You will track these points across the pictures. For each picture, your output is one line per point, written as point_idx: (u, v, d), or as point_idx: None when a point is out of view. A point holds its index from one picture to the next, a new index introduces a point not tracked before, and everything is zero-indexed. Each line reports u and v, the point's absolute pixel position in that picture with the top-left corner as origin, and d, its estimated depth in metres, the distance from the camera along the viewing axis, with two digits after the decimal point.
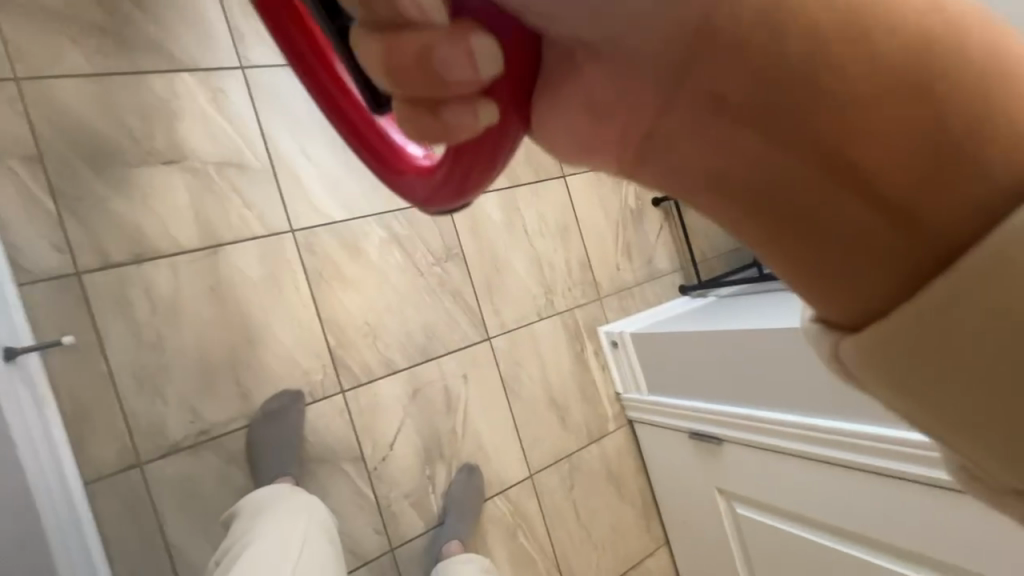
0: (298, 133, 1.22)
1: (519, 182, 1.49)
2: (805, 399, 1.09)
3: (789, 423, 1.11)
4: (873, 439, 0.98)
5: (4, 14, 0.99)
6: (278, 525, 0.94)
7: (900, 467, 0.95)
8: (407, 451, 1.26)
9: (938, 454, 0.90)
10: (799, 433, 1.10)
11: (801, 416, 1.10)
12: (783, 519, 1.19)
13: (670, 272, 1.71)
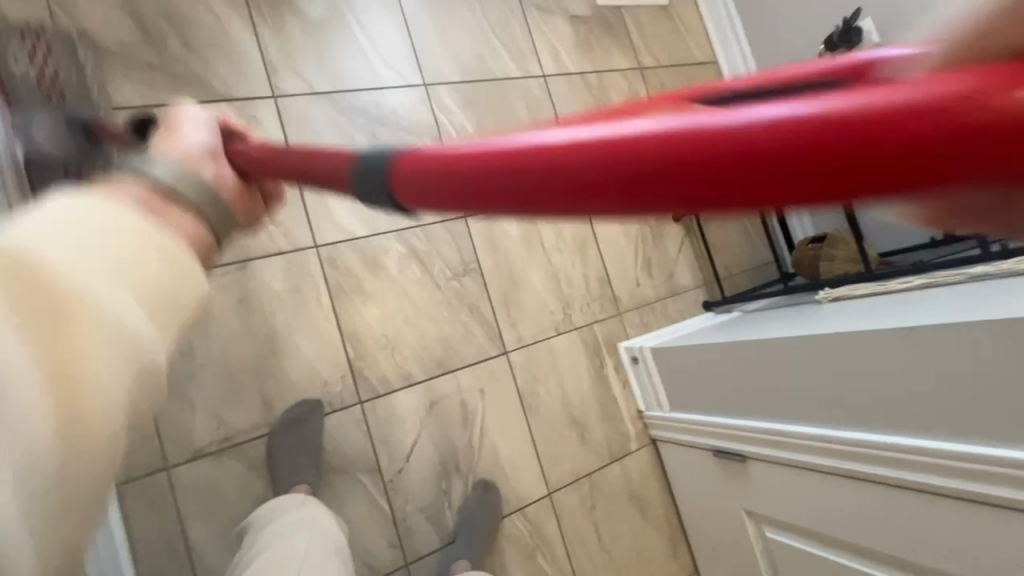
0: None
1: None
2: (834, 412, 1.03)
3: (817, 438, 1.06)
4: (907, 453, 0.91)
5: None
6: (302, 530, 0.97)
7: (939, 482, 0.88)
8: (423, 464, 1.26)
9: (975, 465, 0.83)
10: (827, 448, 1.04)
11: (829, 429, 1.05)
12: (817, 545, 1.11)
13: (694, 287, 1.67)
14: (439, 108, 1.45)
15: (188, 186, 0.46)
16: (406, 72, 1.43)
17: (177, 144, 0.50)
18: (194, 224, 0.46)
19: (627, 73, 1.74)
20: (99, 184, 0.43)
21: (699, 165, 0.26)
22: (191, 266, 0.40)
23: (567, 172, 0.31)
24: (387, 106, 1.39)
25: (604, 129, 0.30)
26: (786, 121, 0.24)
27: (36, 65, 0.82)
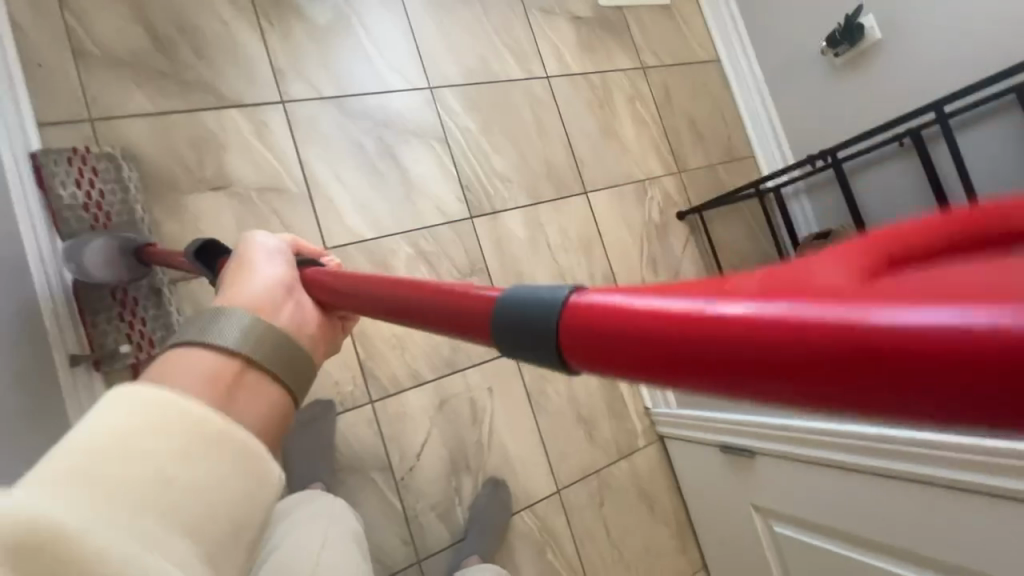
0: (332, 160, 1.32)
1: (542, 199, 1.53)
2: None
3: (823, 432, 1.07)
4: (913, 446, 0.92)
5: (84, 62, 1.13)
6: (320, 517, 0.99)
7: (946, 474, 0.89)
8: (433, 462, 1.28)
9: (981, 457, 0.84)
10: (834, 442, 1.05)
11: (835, 423, 1.06)
12: (825, 538, 1.12)
13: None
14: (444, 111, 1.47)
15: (255, 347, 0.49)
16: (411, 76, 1.45)
17: (254, 289, 0.57)
18: (277, 392, 0.50)
19: (630, 73, 1.75)
20: (178, 354, 0.47)
21: (763, 363, 0.24)
22: (253, 449, 0.43)
23: (634, 346, 0.29)
24: (393, 109, 1.41)
25: (666, 303, 0.28)
26: (844, 325, 0.21)
27: (84, 190, 1.04)
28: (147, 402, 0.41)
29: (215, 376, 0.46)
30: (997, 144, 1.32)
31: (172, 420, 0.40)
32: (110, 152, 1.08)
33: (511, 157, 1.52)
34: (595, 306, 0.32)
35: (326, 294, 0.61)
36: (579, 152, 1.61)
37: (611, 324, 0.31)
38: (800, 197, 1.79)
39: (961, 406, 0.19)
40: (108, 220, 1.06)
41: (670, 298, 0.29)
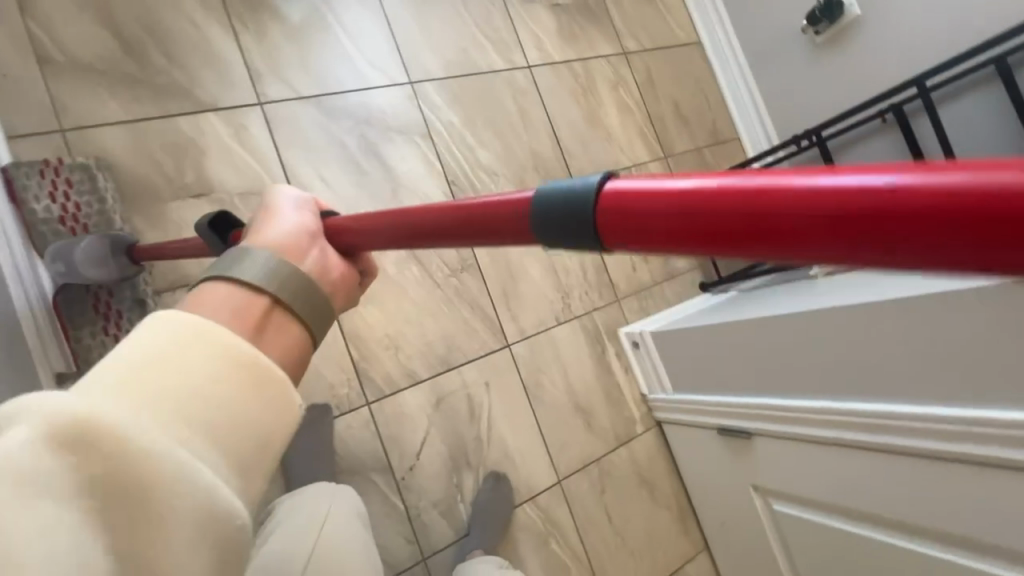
0: (315, 161, 1.29)
1: (529, 191, 1.52)
2: (836, 385, 1.05)
3: (820, 410, 1.08)
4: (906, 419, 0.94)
5: (51, 71, 1.09)
6: (320, 496, 0.97)
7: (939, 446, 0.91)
8: (433, 459, 1.27)
9: (975, 428, 0.86)
10: (831, 419, 1.06)
11: (832, 401, 1.07)
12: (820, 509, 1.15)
13: (690, 270, 1.69)
14: (426, 106, 1.45)
15: (278, 285, 0.53)
16: (391, 71, 1.42)
17: (281, 229, 0.61)
18: (300, 331, 0.53)
19: (612, 59, 1.73)
20: (213, 286, 0.51)
21: (822, 217, 0.31)
22: (275, 375, 0.45)
23: (705, 214, 0.36)
24: (374, 106, 1.38)
25: (724, 182, 0.35)
26: (895, 186, 0.28)
27: (59, 203, 1.03)
28: (173, 322, 0.44)
29: (244, 307, 0.50)
30: (977, 116, 1.33)
31: (195, 339, 0.43)
32: (83, 162, 1.06)
33: (496, 150, 1.50)
34: (670, 187, 0.38)
35: (350, 241, 0.66)
36: (564, 142, 1.60)
37: (687, 198, 0.37)
38: None
39: (972, 246, 0.26)
40: (87, 230, 1.04)
41: (741, 174, 0.35)
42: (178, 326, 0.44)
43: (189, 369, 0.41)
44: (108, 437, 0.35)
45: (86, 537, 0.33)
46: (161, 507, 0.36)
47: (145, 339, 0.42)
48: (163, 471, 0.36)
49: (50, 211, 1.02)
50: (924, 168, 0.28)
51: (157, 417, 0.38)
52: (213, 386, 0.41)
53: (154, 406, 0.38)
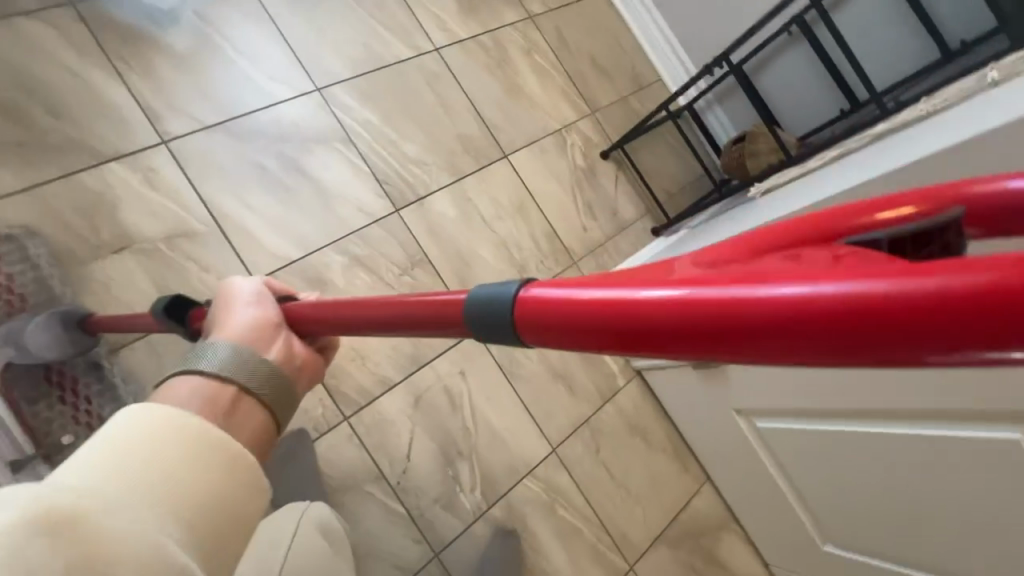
0: (236, 189, 1.25)
1: (463, 174, 1.50)
2: None
3: None
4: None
5: None
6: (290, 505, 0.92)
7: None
8: (424, 458, 1.27)
9: None
10: None
11: None
12: (810, 415, 1.19)
13: (639, 219, 1.70)
14: (340, 110, 1.41)
15: (238, 371, 0.52)
16: (295, 81, 1.37)
17: (238, 316, 0.60)
18: (261, 415, 0.52)
19: (519, 25, 1.71)
20: (172, 382, 0.50)
21: (802, 326, 0.29)
22: (248, 458, 0.46)
23: (678, 333, 0.34)
24: (285, 121, 1.34)
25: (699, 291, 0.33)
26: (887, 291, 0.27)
27: None
28: (155, 413, 0.44)
29: (213, 396, 0.50)
30: (872, 14, 1.37)
31: (178, 427, 0.44)
32: (7, 232, 1.03)
33: (421, 139, 1.48)
34: (636, 301, 0.36)
35: (313, 325, 0.65)
36: (488, 117, 1.57)
37: (658, 315, 0.35)
38: (713, 108, 1.81)
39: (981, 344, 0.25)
40: (23, 300, 1.02)
41: (703, 285, 0.33)
42: (158, 417, 0.44)
43: (171, 460, 0.42)
44: (76, 516, 0.35)
45: None
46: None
47: (126, 431, 0.42)
48: (137, 557, 0.36)
49: None
50: (893, 271, 0.27)
51: (133, 495, 0.38)
52: (196, 473, 0.42)
53: (137, 494, 0.39)
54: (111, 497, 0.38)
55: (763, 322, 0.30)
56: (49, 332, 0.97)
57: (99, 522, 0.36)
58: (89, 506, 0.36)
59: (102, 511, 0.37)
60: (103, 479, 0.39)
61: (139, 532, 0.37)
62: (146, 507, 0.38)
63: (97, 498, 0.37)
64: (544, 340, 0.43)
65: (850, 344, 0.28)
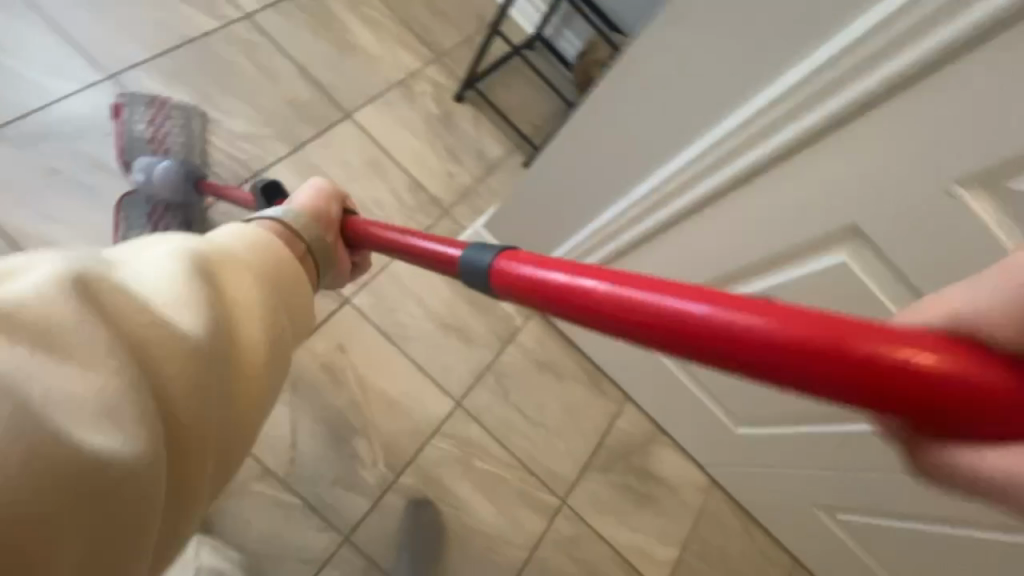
0: (27, 198, 1.10)
1: (303, 141, 1.39)
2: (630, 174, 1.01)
3: (621, 211, 1.05)
4: (681, 170, 0.93)
5: None
6: None
7: (715, 184, 0.91)
8: (314, 442, 1.19)
9: (747, 141, 0.84)
10: (631, 215, 1.04)
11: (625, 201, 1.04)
12: None
13: (508, 155, 1.64)
14: (142, 95, 1.27)
15: (300, 223, 0.65)
16: (81, 72, 1.23)
17: (307, 202, 0.75)
18: (310, 261, 0.64)
19: None
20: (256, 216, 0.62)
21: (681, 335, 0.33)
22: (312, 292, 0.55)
23: (597, 317, 0.39)
24: (77, 116, 1.19)
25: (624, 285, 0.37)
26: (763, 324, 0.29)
27: (150, 129, 1.20)
28: (253, 228, 0.51)
29: (288, 241, 0.62)
30: None
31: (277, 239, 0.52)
32: (178, 104, 1.25)
33: (247, 112, 1.36)
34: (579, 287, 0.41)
35: (360, 237, 0.81)
36: (320, 78, 1.47)
37: (586, 299, 0.40)
38: (562, 32, 1.77)
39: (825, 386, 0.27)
40: (169, 152, 1.20)
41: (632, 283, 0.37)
42: (257, 231, 0.51)
43: (274, 256, 0.49)
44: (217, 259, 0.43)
45: (210, 307, 0.38)
46: (252, 314, 0.42)
47: (234, 232, 0.49)
48: (260, 302, 0.44)
49: (143, 135, 1.19)
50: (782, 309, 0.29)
51: (253, 262, 0.46)
52: (286, 268, 0.50)
53: (252, 268, 0.46)
54: (241, 257, 0.45)
55: (655, 322, 0.34)
56: (166, 176, 1.13)
57: (233, 273, 0.43)
58: (224, 256, 0.44)
59: (234, 261, 0.44)
60: (222, 242, 0.46)
61: (258, 286, 0.45)
62: (261, 270, 0.46)
63: (228, 252, 0.44)
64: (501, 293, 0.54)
65: (672, 349, 0.33)
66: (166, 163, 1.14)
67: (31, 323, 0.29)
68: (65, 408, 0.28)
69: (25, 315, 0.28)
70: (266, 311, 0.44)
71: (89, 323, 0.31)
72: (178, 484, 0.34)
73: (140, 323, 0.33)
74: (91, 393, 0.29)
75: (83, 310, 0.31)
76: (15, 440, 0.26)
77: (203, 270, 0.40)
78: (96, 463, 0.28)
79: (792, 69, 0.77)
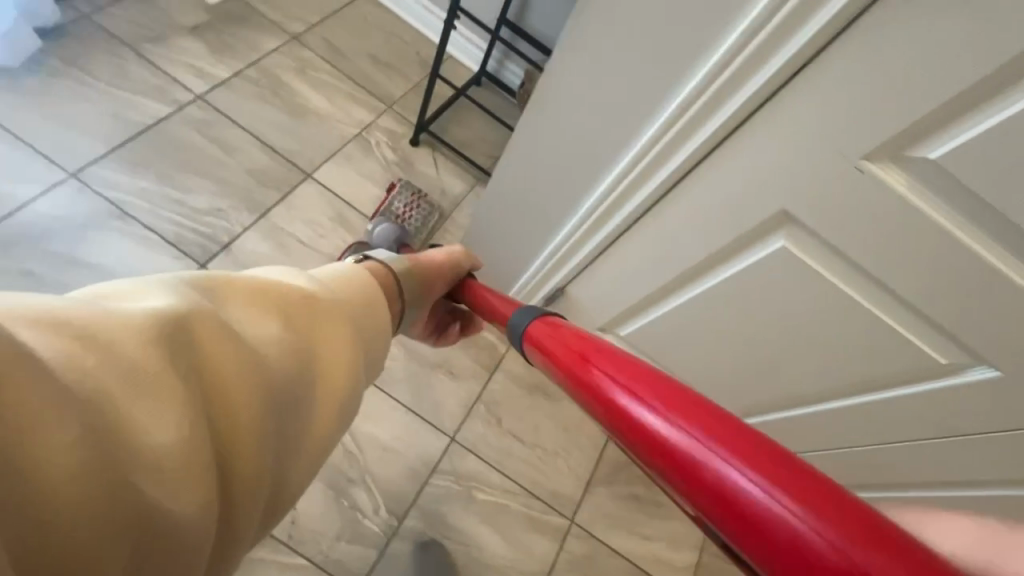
0: None
1: (267, 207, 1.44)
2: (574, 190, 1.07)
3: (574, 225, 1.10)
4: (619, 182, 0.98)
5: None
6: None
7: (649, 191, 0.96)
8: (313, 499, 1.19)
9: (672, 147, 0.89)
10: (584, 228, 1.09)
11: (576, 215, 1.09)
12: (645, 302, 1.17)
13: (470, 189, 1.68)
14: (105, 186, 1.31)
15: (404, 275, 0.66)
16: (43, 174, 1.27)
17: (427, 258, 0.79)
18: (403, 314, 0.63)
19: (284, 49, 1.68)
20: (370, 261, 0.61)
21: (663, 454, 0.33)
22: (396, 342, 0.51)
23: (609, 410, 0.40)
24: (43, 216, 1.23)
25: (644, 388, 0.37)
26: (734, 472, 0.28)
27: (399, 206, 1.48)
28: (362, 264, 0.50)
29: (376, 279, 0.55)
30: None
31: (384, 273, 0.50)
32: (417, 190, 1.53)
33: (210, 187, 1.40)
34: (600, 384, 0.42)
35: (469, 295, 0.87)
36: (278, 144, 1.53)
37: (603, 397, 0.41)
38: (504, 65, 1.83)
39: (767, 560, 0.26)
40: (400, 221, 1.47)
41: (666, 383, 0.37)
42: (359, 268, 0.50)
43: (375, 296, 0.47)
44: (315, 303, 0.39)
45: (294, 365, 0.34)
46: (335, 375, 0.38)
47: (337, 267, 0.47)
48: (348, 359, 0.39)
49: (392, 205, 1.48)
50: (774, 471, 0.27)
51: (349, 309, 0.42)
52: (378, 317, 0.45)
53: (354, 304, 0.43)
54: (337, 302, 0.42)
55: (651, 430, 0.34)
56: (386, 235, 1.37)
57: (330, 323, 0.39)
58: (325, 299, 0.40)
59: (333, 310, 0.40)
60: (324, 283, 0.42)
61: (350, 340, 0.40)
62: (354, 321, 0.42)
63: (327, 295, 0.41)
64: (542, 362, 0.56)
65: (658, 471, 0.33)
66: (386, 226, 1.39)
67: (114, 345, 0.26)
68: (139, 448, 0.25)
69: (113, 334, 0.26)
70: (362, 352, 0.41)
71: (171, 356, 0.27)
72: (226, 538, 0.31)
73: (228, 358, 0.30)
74: (164, 439, 0.25)
75: (170, 337, 0.28)
76: (85, 459, 0.23)
77: (303, 309, 0.37)
78: (152, 512, 0.25)
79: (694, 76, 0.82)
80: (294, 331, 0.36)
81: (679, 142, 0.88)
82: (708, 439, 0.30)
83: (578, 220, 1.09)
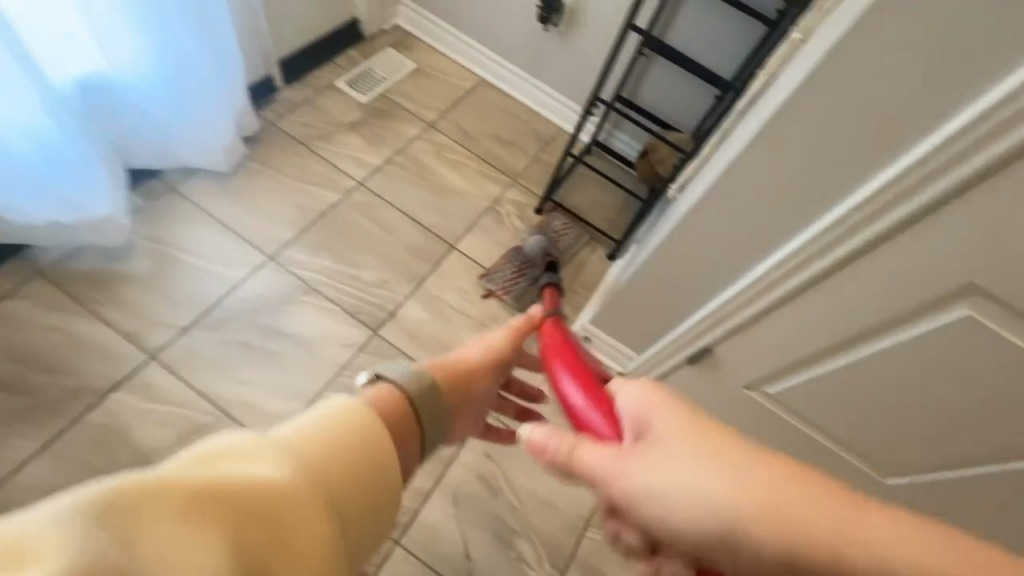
0: (228, 371, 1.36)
1: (422, 277, 1.62)
2: (735, 265, 1.16)
3: (733, 295, 1.19)
4: (786, 261, 1.07)
5: None
6: None
7: (816, 268, 1.04)
8: (483, 550, 1.29)
9: (843, 229, 0.97)
10: (743, 298, 1.18)
11: (736, 285, 1.19)
12: (800, 362, 1.22)
13: (592, 251, 1.81)
14: (295, 266, 1.54)
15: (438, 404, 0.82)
16: (249, 259, 1.52)
17: None
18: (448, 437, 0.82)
19: (422, 135, 1.91)
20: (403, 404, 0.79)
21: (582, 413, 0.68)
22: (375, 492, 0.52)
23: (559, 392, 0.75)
24: (252, 295, 1.47)
25: (576, 385, 0.73)
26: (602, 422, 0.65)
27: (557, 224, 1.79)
28: (327, 412, 0.53)
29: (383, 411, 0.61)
30: (702, 24, 1.57)
31: (351, 417, 0.54)
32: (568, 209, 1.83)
33: (375, 262, 1.61)
34: (558, 379, 0.77)
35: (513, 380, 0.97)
36: (425, 220, 1.73)
37: (558, 386, 0.76)
38: (615, 135, 1.98)
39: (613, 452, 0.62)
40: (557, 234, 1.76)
41: (589, 383, 0.73)
42: (338, 417, 0.54)
43: (338, 457, 0.49)
44: (264, 487, 0.42)
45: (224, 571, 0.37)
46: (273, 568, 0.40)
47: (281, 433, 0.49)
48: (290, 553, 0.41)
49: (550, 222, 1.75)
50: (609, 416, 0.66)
51: (301, 486, 0.44)
52: (333, 485, 0.47)
53: (302, 486, 0.44)
54: (288, 479, 0.44)
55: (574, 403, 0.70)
56: (538, 244, 1.62)
57: (273, 507, 0.42)
58: (275, 478, 0.43)
59: (280, 491, 0.43)
60: (282, 458, 0.45)
61: (288, 526, 0.42)
62: (308, 500, 0.44)
63: (277, 475, 0.44)
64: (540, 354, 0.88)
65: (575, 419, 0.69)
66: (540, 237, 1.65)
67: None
68: None
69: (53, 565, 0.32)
70: (297, 531, 0.42)
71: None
72: None
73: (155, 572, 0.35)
74: None
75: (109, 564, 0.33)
76: None
77: (250, 494, 0.41)
78: None
79: (880, 174, 0.90)
80: (226, 527, 0.39)
81: (851, 222, 0.96)
82: (595, 407, 0.67)
83: (738, 291, 1.18)
